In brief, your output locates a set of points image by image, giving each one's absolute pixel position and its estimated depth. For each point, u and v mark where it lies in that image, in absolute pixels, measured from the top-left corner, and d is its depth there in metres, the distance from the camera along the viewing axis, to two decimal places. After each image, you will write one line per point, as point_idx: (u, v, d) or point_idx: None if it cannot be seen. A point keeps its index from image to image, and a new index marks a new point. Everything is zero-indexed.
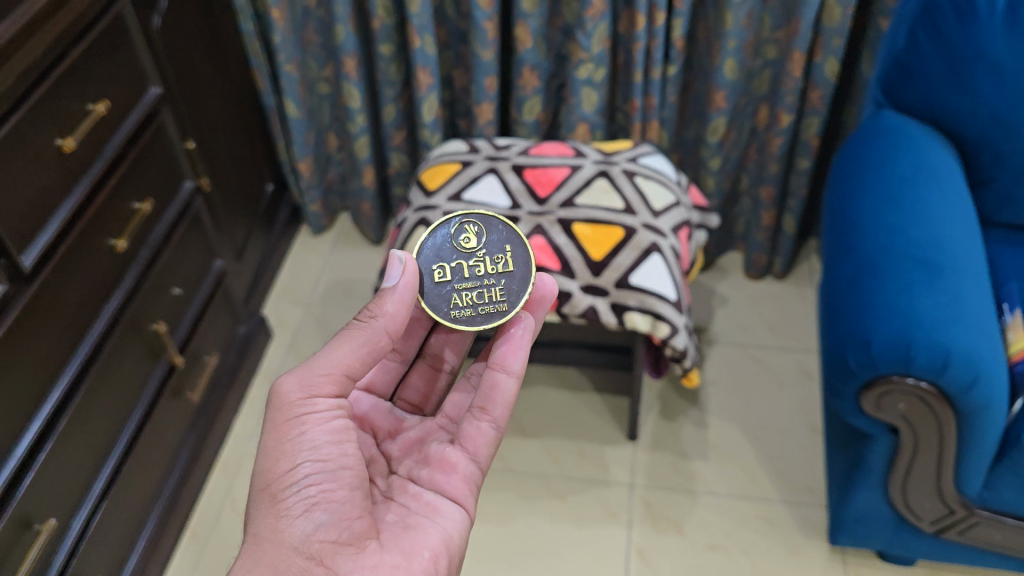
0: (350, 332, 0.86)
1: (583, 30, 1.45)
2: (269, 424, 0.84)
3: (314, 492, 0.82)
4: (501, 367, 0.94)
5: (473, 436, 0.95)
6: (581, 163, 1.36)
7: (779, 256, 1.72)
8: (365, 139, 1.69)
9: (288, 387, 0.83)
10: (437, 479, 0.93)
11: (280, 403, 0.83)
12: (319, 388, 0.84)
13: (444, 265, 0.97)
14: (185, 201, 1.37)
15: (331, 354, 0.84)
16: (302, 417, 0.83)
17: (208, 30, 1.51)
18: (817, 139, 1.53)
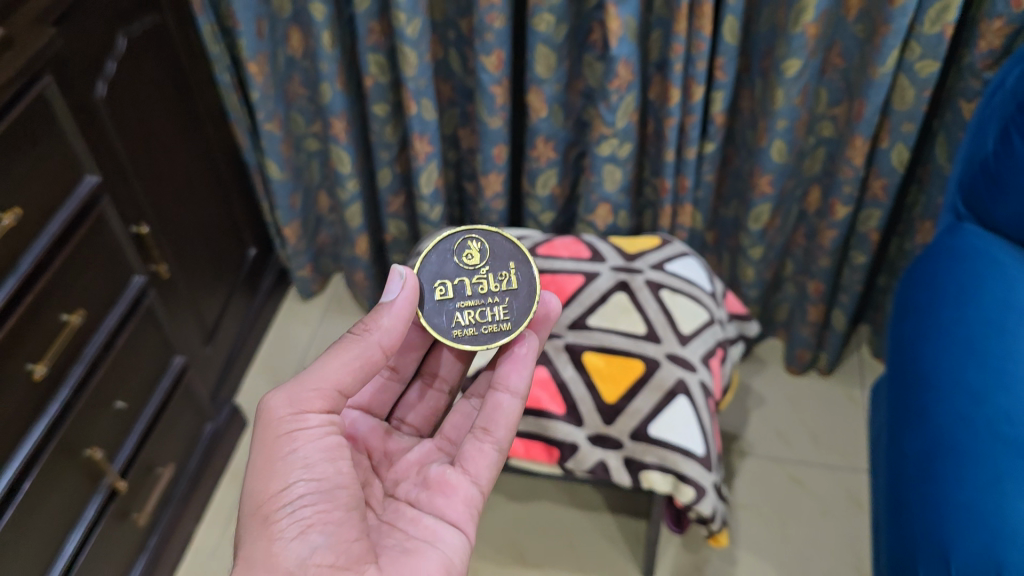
0: (342, 346, 0.79)
1: (606, 102, 1.23)
2: (257, 445, 0.76)
3: (309, 513, 0.72)
4: (503, 387, 0.87)
5: (476, 458, 0.84)
6: (598, 270, 1.14)
7: (826, 352, 1.50)
8: (357, 207, 1.48)
9: (277, 402, 0.76)
10: (437, 502, 0.81)
11: (268, 417, 0.75)
12: (310, 402, 0.76)
13: (446, 282, 0.89)
14: (134, 298, 1.17)
15: (324, 367, 0.77)
16: (294, 433, 0.75)
17: (175, 87, 1.31)
18: (878, 233, 1.31)
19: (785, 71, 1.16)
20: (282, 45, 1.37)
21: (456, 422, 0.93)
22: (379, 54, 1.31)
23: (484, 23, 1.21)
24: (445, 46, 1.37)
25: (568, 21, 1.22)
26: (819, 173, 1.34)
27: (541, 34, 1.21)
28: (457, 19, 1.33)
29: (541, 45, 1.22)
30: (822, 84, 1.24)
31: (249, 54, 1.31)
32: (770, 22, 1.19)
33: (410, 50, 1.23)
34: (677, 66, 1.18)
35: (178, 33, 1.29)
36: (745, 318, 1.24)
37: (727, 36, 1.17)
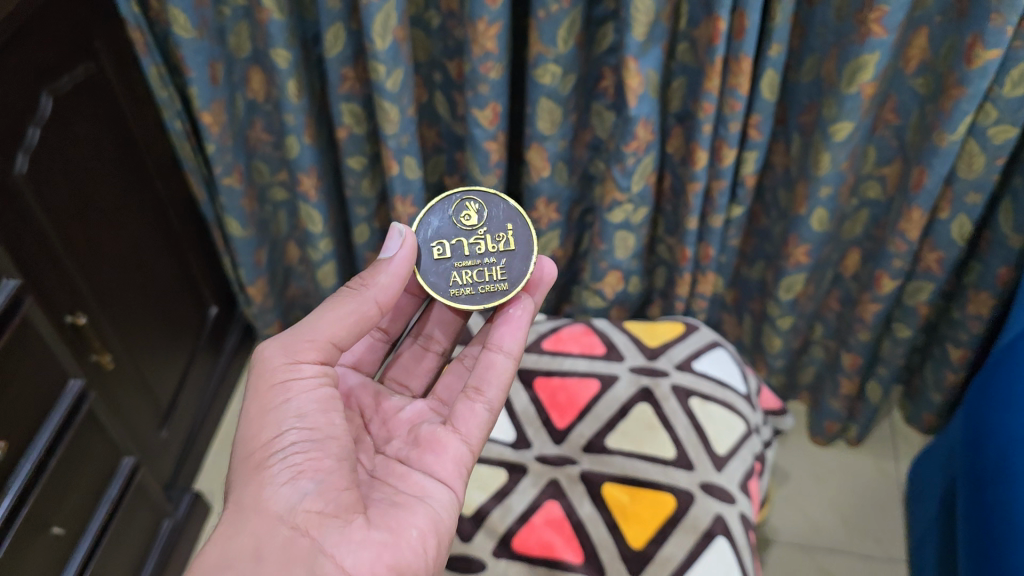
0: (339, 302, 0.77)
1: (620, 166, 1.05)
2: (251, 394, 0.74)
3: (300, 460, 0.70)
4: (496, 346, 0.84)
5: (467, 417, 0.81)
6: (616, 371, 0.98)
7: (857, 424, 1.35)
8: (331, 266, 1.30)
9: (271, 351, 0.74)
10: (427, 458, 0.79)
11: (263, 364, 0.74)
12: (304, 353, 0.74)
13: (443, 242, 0.88)
14: (71, 406, 0.99)
15: (320, 319, 0.76)
16: (289, 382, 0.73)
17: (117, 139, 1.11)
18: (928, 307, 1.15)
19: (833, 135, 0.99)
20: (241, 87, 1.18)
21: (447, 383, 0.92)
22: (354, 102, 1.12)
23: (477, 73, 1.03)
24: (431, 88, 1.19)
25: (576, 71, 1.03)
26: (860, 235, 1.18)
27: (545, 87, 1.03)
28: (444, 60, 1.14)
29: (545, 99, 1.04)
30: (870, 142, 1.07)
31: (202, 103, 1.12)
32: (813, 73, 1.02)
33: (390, 105, 1.04)
34: (706, 127, 1.01)
35: (119, 77, 1.10)
36: (779, 413, 1.09)
37: (766, 93, 0.99)
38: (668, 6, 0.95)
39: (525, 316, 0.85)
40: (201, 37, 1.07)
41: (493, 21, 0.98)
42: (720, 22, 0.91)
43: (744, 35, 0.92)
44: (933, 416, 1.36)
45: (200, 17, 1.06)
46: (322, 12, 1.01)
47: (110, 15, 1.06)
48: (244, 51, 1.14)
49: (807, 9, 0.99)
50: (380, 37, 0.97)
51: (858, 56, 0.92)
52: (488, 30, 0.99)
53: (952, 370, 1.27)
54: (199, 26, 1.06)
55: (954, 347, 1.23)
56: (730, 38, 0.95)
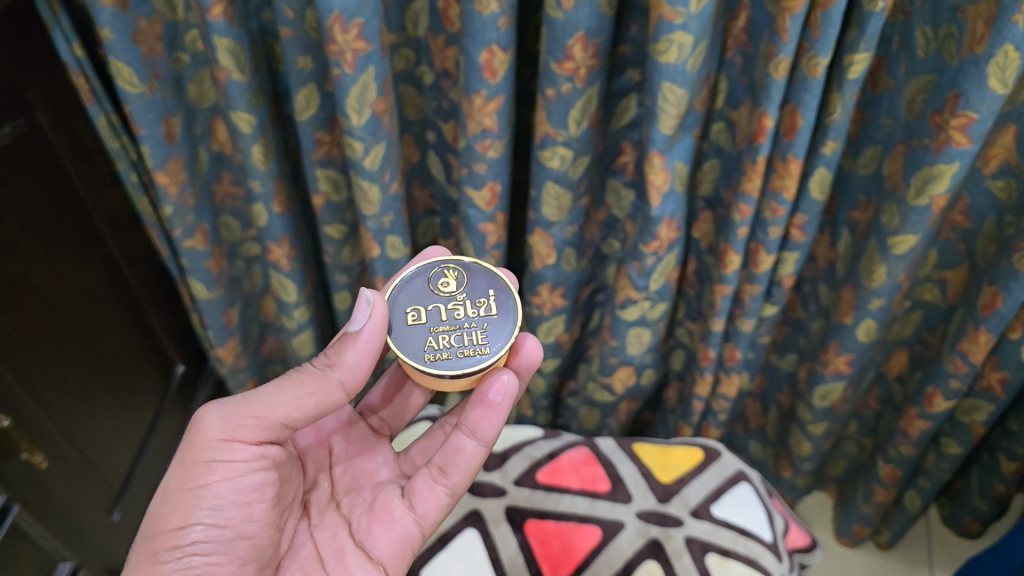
0: (299, 378, 0.63)
1: (637, 265, 0.91)
2: (177, 458, 0.62)
3: (197, 564, 0.60)
4: (471, 430, 0.70)
5: (424, 496, 0.69)
6: (621, 516, 0.85)
7: (890, 530, 1.20)
8: (308, 335, 1.16)
9: (208, 422, 0.61)
10: (374, 532, 0.68)
11: (198, 433, 0.62)
12: (244, 433, 0.62)
13: (416, 308, 0.70)
14: None
15: (272, 397, 0.62)
16: (215, 464, 0.61)
17: (56, 201, 0.94)
18: (984, 427, 1.00)
19: (893, 247, 0.83)
20: (205, 140, 1.04)
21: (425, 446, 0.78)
22: (331, 167, 0.97)
23: (473, 151, 0.87)
24: (423, 148, 1.03)
25: (590, 153, 0.87)
26: (911, 337, 1.02)
27: (552, 171, 0.87)
28: (437, 121, 0.99)
29: (551, 184, 0.88)
30: (932, 245, 0.91)
31: (155, 163, 0.96)
32: (872, 166, 0.86)
33: (369, 184, 0.89)
34: (741, 230, 0.85)
35: (58, 131, 0.93)
36: (807, 549, 0.94)
37: (814, 192, 0.83)
38: (703, 90, 0.79)
39: (507, 404, 0.69)
40: (151, 92, 0.91)
41: (492, 95, 0.82)
42: (767, 118, 0.75)
43: (796, 135, 0.76)
44: (974, 521, 1.19)
45: (149, 69, 0.90)
46: (290, 72, 0.86)
47: (45, 61, 0.90)
48: (207, 100, 1.00)
49: (871, 93, 0.83)
50: (356, 112, 0.82)
51: (932, 165, 0.75)
52: (486, 106, 0.83)
53: (999, 479, 1.09)
54: (148, 79, 0.90)
55: (1007, 460, 1.05)
56: (777, 134, 0.79)
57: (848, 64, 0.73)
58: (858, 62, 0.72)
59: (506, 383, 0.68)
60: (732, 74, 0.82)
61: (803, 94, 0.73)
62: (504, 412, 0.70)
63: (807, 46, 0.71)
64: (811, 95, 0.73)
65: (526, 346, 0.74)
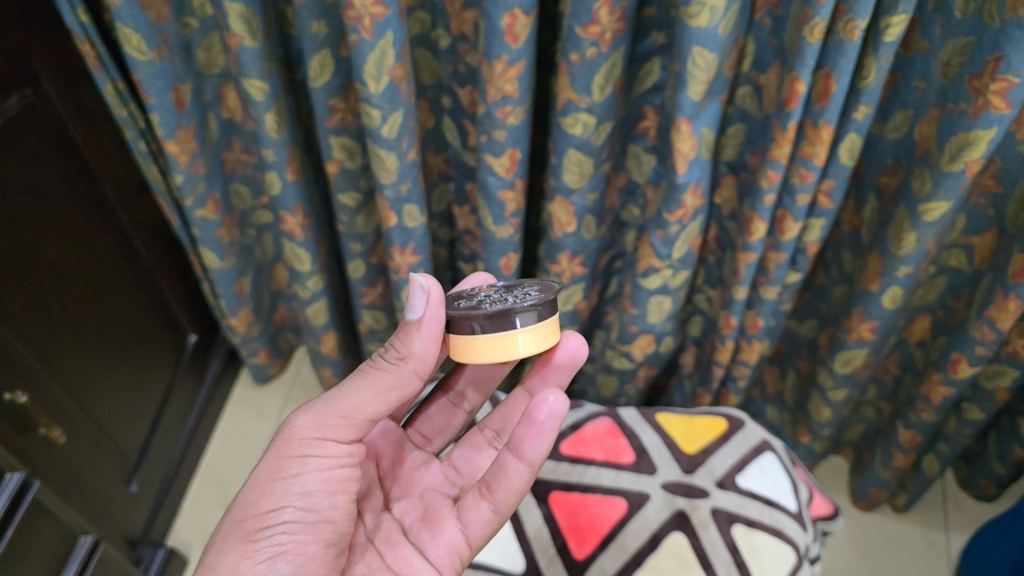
0: (375, 374, 0.64)
1: (660, 234, 0.89)
2: (268, 453, 0.62)
3: (286, 542, 0.58)
4: (517, 452, 0.65)
5: (472, 510, 0.67)
6: (647, 487, 0.85)
7: (907, 494, 1.20)
8: (322, 304, 1.15)
9: (301, 418, 0.62)
10: (424, 535, 0.67)
11: (288, 432, 0.61)
12: (335, 429, 0.62)
13: (464, 302, 0.66)
14: (19, 492, 0.80)
15: (357, 393, 0.63)
16: (308, 456, 0.61)
17: (66, 172, 0.92)
18: (1008, 394, 0.99)
19: (924, 214, 0.81)
20: (215, 107, 1.01)
21: (468, 455, 0.79)
22: (346, 135, 0.94)
23: (493, 117, 0.85)
24: (438, 113, 1.01)
25: (613, 119, 0.85)
26: (935, 303, 1.01)
27: (574, 138, 0.84)
28: (453, 86, 0.96)
29: (573, 151, 0.86)
30: (961, 210, 0.89)
31: (165, 132, 0.93)
32: (902, 130, 0.84)
33: (387, 152, 0.87)
34: (769, 197, 0.83)
35: (66, 100, 0.91)
36: (829, 517, 0.95)
37: (844, 158, 0.81)
38: (732, 54, 0.76)
39: (553, 422, 0.63)
40: (160, 59, 0.88)
41: (514, 60, 0.79)
42: (800, 84, 0.72)
43: (829, 101, 0.74)
44: (991, 484, 1.19)
45: (158, 35, 0.87)
46: (304, 37, 0.83)
47: (51, 28, 0.87)
48: (216, 66, 0.98)
49: (903, 56, 0.80)
50: (374, 80, 0.79)
51: (968, 131, 0.73)
52: (507, 71, 0.80)
53: (1018, 443, 1.07)
54: (157, 46, 0.87)
55: None
56: (809, 100, 0.77)
57: (885, 27, 0.70)
58: (896, 24, 0.69)
59: (554, 402, 0.63)
60: (760, 37, 0.80)
61: (838, 58, 0.71)
62: (552, 432, 0.63)
63: (844, 8, 0.68)
64: (846, 59, 0.71)
65: (571, 343, 0.72)
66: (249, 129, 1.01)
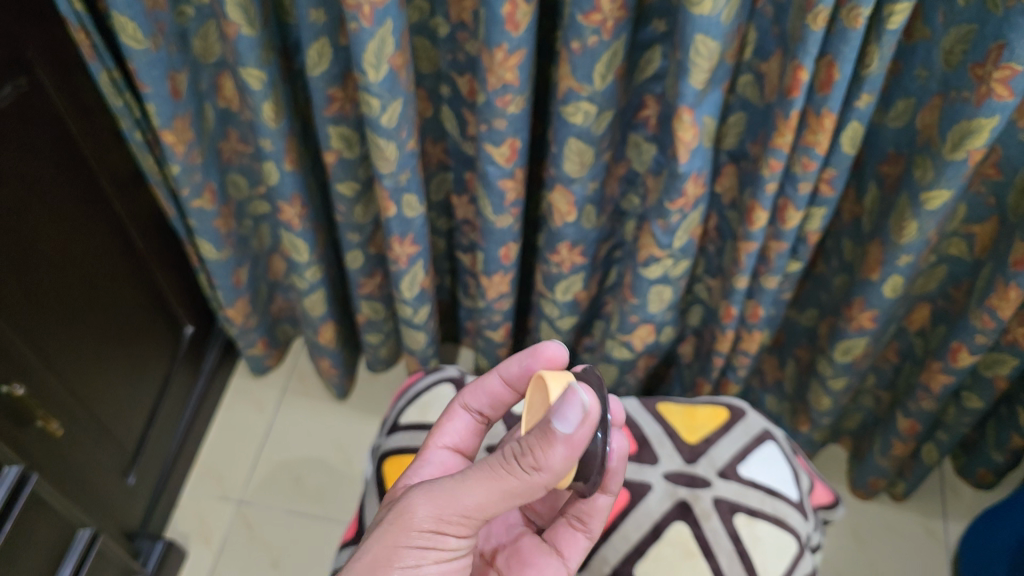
0: (503, 477, 0.58)
1: (661, 223, 0.89)
2: (376, 539, 0.59)
3: None
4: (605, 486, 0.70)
5: (568, 544, 0.71)
6: (648, 478, 0.85)
7: (906, 482, 1.20)
8: (320, 295, 1.14)
9: (419, 507, 0.58)
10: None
11: (416, 517, 0.58)
12: (454, 526, 0.58)
13: None
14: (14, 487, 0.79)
15: (480, 488, 0.58)
16: (426, 550, 0.58)
17: (61, 162, 0.91)
18: (1008, 382, 0.99)
19: (926, 203, 0.81)
20: (211, 96, 1.00)
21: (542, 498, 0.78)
22: (344, 124, 0.94)
23: (493, 106, 0.84)
24: (436, 102, 1.01)
25: (614, 108, 0.84)
26: (935, 292, 1.00)
27: (575, 127, 0.84)
28: (452, 75, 0.95)
29: (574, 140, 0.85)
30: (962, 199, 0.88)
31: (161, 122, 0.93)
32: (904, 119, 0.84)
33: (386, 142, 0.86)
34: (770, 186, 0.83)
35: (60, 90, 0.90)
36: (830, 506, 0.95)
37: (846, 147, 0.81)
38: (734, 42, 0.75)
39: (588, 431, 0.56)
40: (156, 48, 0.87)
41: (514, 49, 0.78)
42: (803, 72, 0.72)
43: (831, 89, 0.74)
44: (989, 473, 1.19)
45: (154, 24, 0.86)
46: (302, 26, 0.82)
47: (45, 17, 0.85)
48: (212, 56, 0.97)
49: (905, 44, 0.79)
50: (373, 69, 0.78)
51: (971, 119, 0.73)
52: (507, 60, 0.79)
53: (1017, 432, 1.07)
54: (152, 35, 0.86)
55: None
56: (811, 88, 0.76)
57: (888, 14, 0.69)
58: (899, 12, 0.69)
59: (587, 400, 0.57)
60: (762, 25, 0.79)
61: (842, 46, 0.70)
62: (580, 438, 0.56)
63: None
64: (849, 47, 0.70)
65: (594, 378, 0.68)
66: (246, 118, 1.00)
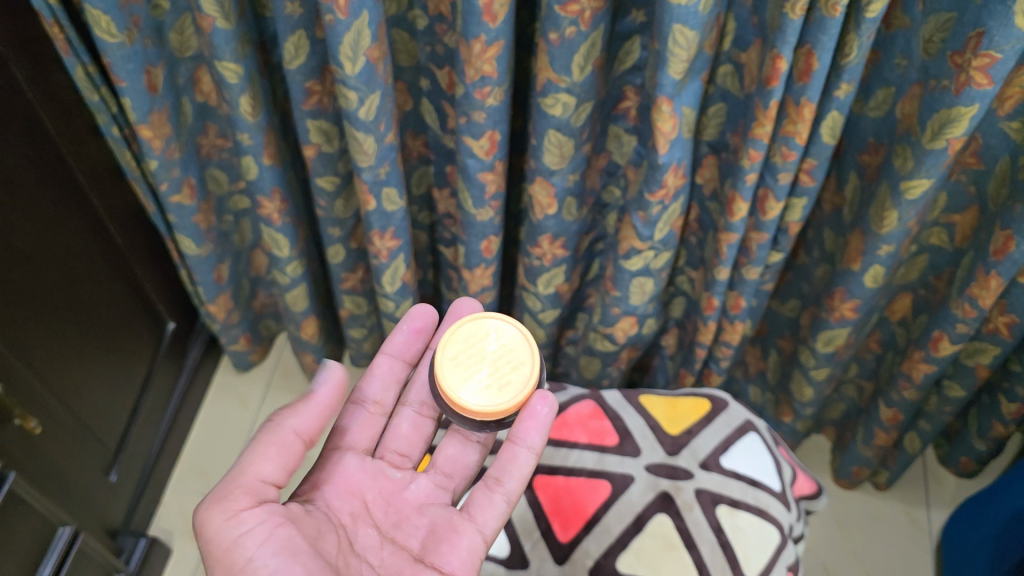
0: (255, 443, 0.64)
1: (642, 215, 0.89)
2: (211, 565, 0.61)
3: None
4: (520, 439, 0.71)
5: (483, 505, 0.70)
6: (630, 470, 0.85)
7: (889, 472, 1.21)
8: (302, 289, 1.14)
9: (210, 514, 0.61)
10: (442, 549, 0.67)
11: (226, 489, 0.62)
12: (241, 502, 0.61)
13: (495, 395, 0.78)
14: None
15: (243, 461, 0.63)
16: (240, 536, 0.60)
17: (36, 158, 0.90)
18: (988, 371, 0.99)
19: (906, 192, 0.81)
20: (189, 91, 1.00)
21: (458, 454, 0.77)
22: (322, 118, 0.93)
23: (472, 99, 0.84)
24: (416, 95, 1.00)
25: (593, 99, 0.84)
26: (916, 282, 1.01)
27: (554, 119, 0.84)
28: (431, 67, 0.95)
29: (554, 132, 0.85)
30: (943, 188, 0.88)
31: (137, 116, 0.92)
32: (883, 108, 0.84)
33: (365, 135, 0.85)
34: (750, 176, 0.83)
35: (34, 84, 0.88)
36: (812, 496, 0.95)
37: (825, 136, 0.81)
38: (713, 32, 0.75)
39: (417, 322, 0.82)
40: (131, 41, 0.86)
41: (492, 40, 0.78)
42: (781, 62, 0.72)
43: (810, 79, 0.74)
44: (971, 461, 1.19)
45: (128, 18, 0.85)
46: (278, 19, 0.81)
47: (18, 9, 0.84)
48: (189, 49, 0.96)
49: (884, 33, 0.79)
50: (350, 61, 0.78)
51: (951, 108, 0.73)
52: (485, 51, 0.79)
53: (999, 420, 1.08)
54: (127, 28, 0.85)
55: (1006, 402, 1.05)
56: (790, 78, 0.76)
57: (866, 3, 0.69)
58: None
59: (419, 309, 0.82)
60: (741, 15, 0.79)
61: (821, 35, 0.70)
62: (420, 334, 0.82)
63: None
64: (827, 36, 0.70)
65: (417, 312, 0.82)
66: (224, 112, 0.99)
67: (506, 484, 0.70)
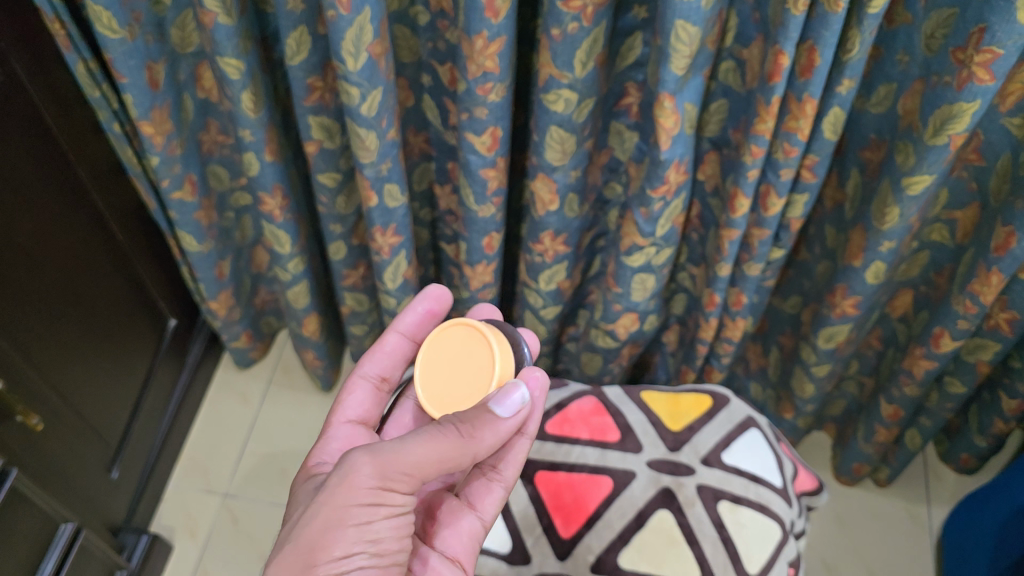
0: (438, 433, 0.63)
1: (644, 211, 0.89)
2: (325, 492, 0.60)
3: None
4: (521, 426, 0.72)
5: (480, 494, 0.71)
6: (632, 466, 0.85)
7: (890, 469, 1.21)
8: (303, 286, 1.14)
9: (362, 463, 0.60)
10: (442, 531, 0.68)
11: (383, 452, 0.61)
12: (396, 481, 0.60)
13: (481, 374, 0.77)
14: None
15: (414, 442, 0.62)
16: (379, 506, 0.60)
17: (37, 154, 0.90)
18: (989, 367, 0.99)
19: (907, 188, 0.81)
20: (190, 87, 1.00)
21: None
22: (324, 114, 0.93)
23: (474, 95, 0.84)
24: (418, 92, 1.00)
25: (595, 95, 0.84)
26: (917, 278, 1.01)
27: (556, 115, 0.84)
28: (433, 63, 0.95)
29: (556, 128, 0.85)
30: (944, 184, 0.88)
31: (138, 112, 0.92)
32: (885, 104, 0.84)
33: (367, 131, 0.85)
34: (752, 172, 0.83)
35: (35, 80, 0.88)
36: (813, 492, 0.96)
37: (827, 133, 0.81)
38: (715, 28, 0.75)
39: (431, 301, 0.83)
40: (132, 37, 0.86)
41: (494, 36, 0.78)
42: (783, 57, 0.72)
43: (812, 74, 0.74)
44: (971, 458, 1.20)
45: (130, 14, 0.85)
46: (280, 15, 0.81)
47: (19, 5, 0.84)
48: (190, 45, 0.96)
49: (886, 29, 0.79)
50: (352, 57, 0.78)
51: (952, 104, 0.73)
52: (487, 47, 0.79)
53: (1000, 417, 1.08)
54: (128, 24, 0.85)
55: (1007, 398, 1.05)
56: (792, 74, 0.76)
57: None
58: None
59: (433, 288, 0.83)
60: (743, 11, 0.78)
61: (823, 31, 0.70)
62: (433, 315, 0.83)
63: None
64: (829, 31, 0.70)
65: (432, 291, 0.83)
66: (225, 108, 0.99)
67: (504, 470, 0.71)
